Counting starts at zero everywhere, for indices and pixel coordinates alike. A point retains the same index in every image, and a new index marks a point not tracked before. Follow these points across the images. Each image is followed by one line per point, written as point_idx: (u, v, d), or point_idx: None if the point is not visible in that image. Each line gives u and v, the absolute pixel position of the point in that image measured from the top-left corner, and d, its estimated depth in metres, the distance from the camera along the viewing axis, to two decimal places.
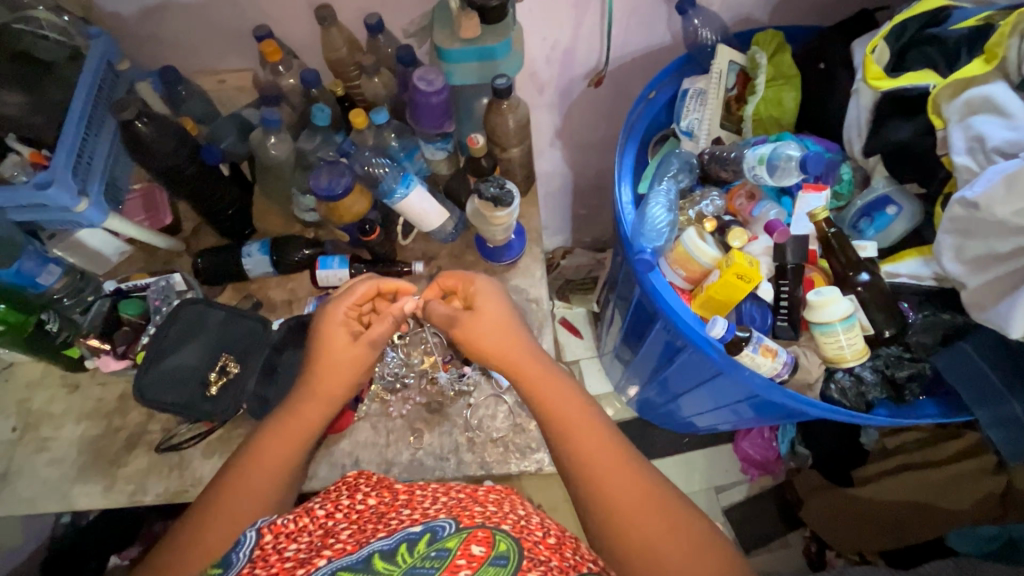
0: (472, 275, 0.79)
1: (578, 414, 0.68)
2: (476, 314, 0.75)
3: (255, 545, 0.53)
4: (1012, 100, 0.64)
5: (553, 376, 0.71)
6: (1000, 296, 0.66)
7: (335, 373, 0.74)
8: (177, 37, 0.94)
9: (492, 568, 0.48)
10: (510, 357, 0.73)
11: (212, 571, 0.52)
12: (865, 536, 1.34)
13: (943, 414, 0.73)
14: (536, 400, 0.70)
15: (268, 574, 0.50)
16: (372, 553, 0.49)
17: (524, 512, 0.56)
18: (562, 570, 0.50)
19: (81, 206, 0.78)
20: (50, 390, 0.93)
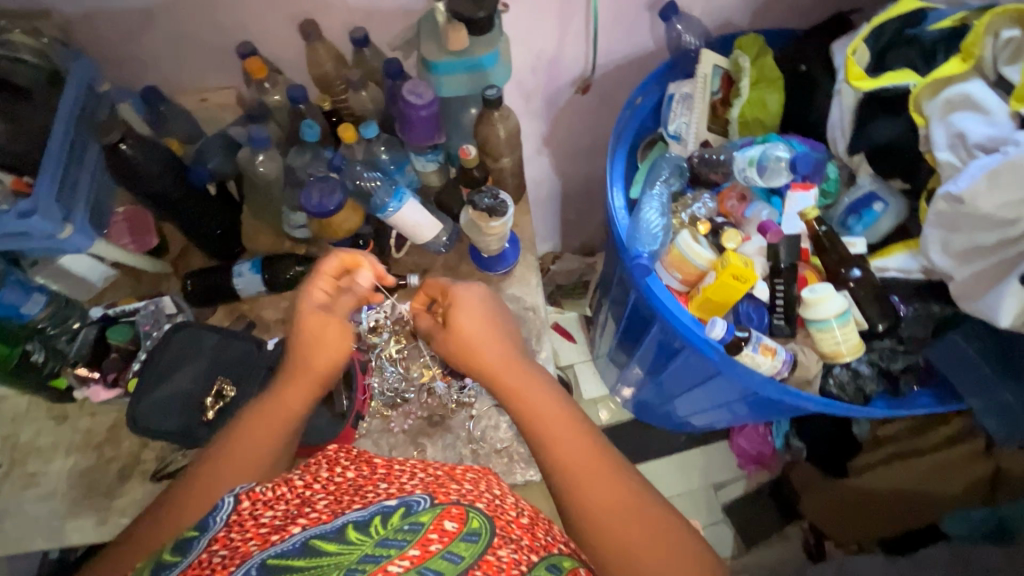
0: (449, 285, 0.77)
1: (557, 421, 0.67)
2: (455, 330, 0.73)
3: (232, 510, 0.50)
4: (990, 97, 0.66)
5: (534, 384, 0.70)
6: (987, 287, 0.68)
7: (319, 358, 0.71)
8: (158, 56, 0.92)
9: (463, 544, 0.45)
10: (491, 368, 0.71)
11: (189, 533, 0.49)
12: (859, 525, 1.37)
13: (939, 403, 0.74)
14: (516, 409, 0.69)
15: (244, 541, 0.47)
16: (346, 523, 0.46)
17: (499, 492, 0.54)
18: (531, 549, 0.48)
19: (66, 232, 0.76)
20: (36, 423, 0.90)
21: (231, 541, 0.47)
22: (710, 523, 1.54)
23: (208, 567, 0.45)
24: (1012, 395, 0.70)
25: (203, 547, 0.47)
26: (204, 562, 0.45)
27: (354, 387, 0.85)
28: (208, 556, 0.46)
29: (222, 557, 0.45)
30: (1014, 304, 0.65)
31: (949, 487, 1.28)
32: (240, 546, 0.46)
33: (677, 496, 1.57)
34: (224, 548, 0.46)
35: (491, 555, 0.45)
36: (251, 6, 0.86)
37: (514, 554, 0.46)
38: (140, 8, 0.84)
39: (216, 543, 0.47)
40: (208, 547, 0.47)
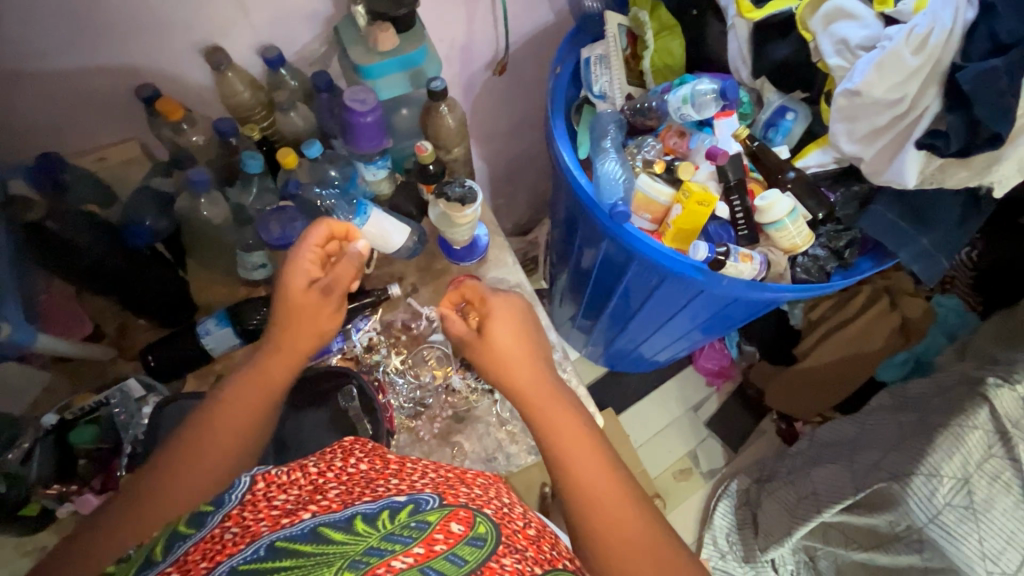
0: (488, 293, 0.78)
1: (583, 443, 0.67)
2: (489, 340, 0.75)
3: (247, 490, 0.48)
4: (858, 5, 0.80)
5: (566, 406, 0.71)
6: (890, 159, 0.82)
7: (297, 327, 0.71)
8: (40, 119, 0.81)
9: (467, 548, 0.43)
10: (522, 380, 0.72)
11: (204, 508, 0.48)
12: (816, 398, 1.57)
13: (876, 263, 0.89)
14: (546, 420, 0.69)
15: (256, 521, 0.44)
16: (354, 514, 0.44)
17: (508, 501, 0.53)
18: (536, 561, 0.46)
19: (4, 332, 0.65)
20: (8, 566, 0.77)
21: (243, 519, 0.45)
22: (699, 442, 1.69)
23: (219, 543, 0.43)
24: (928, 240, 0.86)
25: (216, 521, 0.45)
26: (216, 535, 0.43)
27: (377, 409, 0.82)
28: (222, 531, 0.44)
29: (233, 534, 0.43)
30: (915, 167, 0.79)
31: (876, 342, 1.52)
32: (251, 525, 0.43)
33: (665, 427, 1.70)
34: (235, 525, 0.44)
35: (495, 561, 0.43)
36: (146, 43, 0.79)
37: (518, 564, 0.43)
38: (9, 67, 0.73)
39: (228, 520, 0.45)
40: (220, 522, 0.45)
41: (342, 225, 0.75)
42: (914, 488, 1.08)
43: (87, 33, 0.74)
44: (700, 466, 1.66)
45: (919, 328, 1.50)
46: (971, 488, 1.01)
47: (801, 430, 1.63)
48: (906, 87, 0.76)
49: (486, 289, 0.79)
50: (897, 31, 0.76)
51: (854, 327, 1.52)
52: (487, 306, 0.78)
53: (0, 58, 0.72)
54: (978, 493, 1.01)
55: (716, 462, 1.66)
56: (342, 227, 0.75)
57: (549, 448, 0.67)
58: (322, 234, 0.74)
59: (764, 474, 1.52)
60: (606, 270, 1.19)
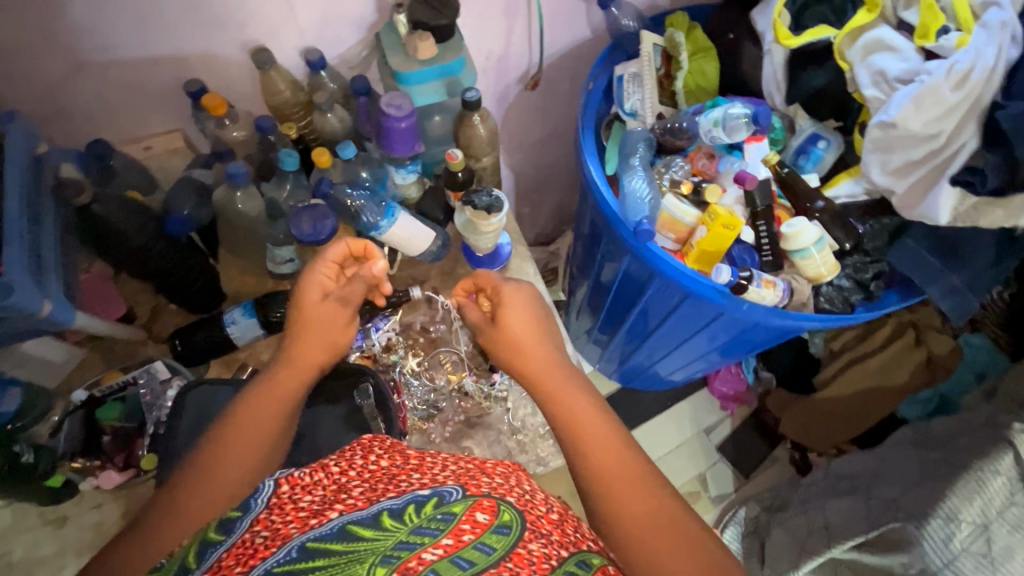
0: (500, 282, 0.79)
1: (595, 427, 0.67)
2: (502, 326, 0.76)
3: (272, 493, 0.49)
4: (899, 37, 0.80)
5: (578, 390, 0.71)
6: (923, 194, 0.81)
7: (309, 337, 0.72)
8: (94, 108, 0.85)
9: (495, 536, 0.44)
10: (533, 363, 0.73)
11: (232, 514, 0.48)
12: (834, 429, 1.53)
13: (903, 298, 0.88)
14: (559, 406, 0.70)
15: (286, 523, 0.46)
16: (381, 511, 0.45)
17: (529, 488, 0.53)
18: (561, 545, 0.47)
19: (47, 308, 0.68)
20: (31, 533, 0.80)
21: (272, 523, 0.46)
22: (709, 466, 1.67)
23: (250, 547, 0.44)
24: (959, 278, 0.84)
25: (246, 527, 0.46)
26: (246, 540, 0.45)
27: (391, 408, 0.84)
28: (252, 536, 0.45)
29: (263, 538, 0.44)
30: (949, 203, 0.78)
31: (900, 377, 1.49)
32: (281, 528, 0.45)
33: (675, 448, 1.68)
34: (266, 529, 0.45)
35: (523, 548, 0.44)
36: (198, 41, 0.82)
37: (544, 549, 0.45)
38: (71, 58, 0.78)
39: (258, 524, 0.46)
40: (250, 527, 0.46)
41: (361, 245, 0.77)
42: (929, 532, 1.04)
43: (145, 29, 0.78)
44: (709, 490, 1.64)
45: (946, 365, 1.47)
46: (990, 535, 1.00)
47: (816, 461, 1.60)
48: (943, 122, 0.75)
49: (499, 279, 0.80)
50: (938, 66, 0.75)
51: (876, 359, 1.52)
52: (498, 295, 0.79)
53: (63, 49, 0.76)
54: (998, 542, 0.99)
55: (725, 488, 1.64)
56: (360, 245, 0.77)
57: (562, 433, 0.68)
58: (342, 251, 0.76)
59: (775, 503, 1.50)
60: (624, 286, 1.20)
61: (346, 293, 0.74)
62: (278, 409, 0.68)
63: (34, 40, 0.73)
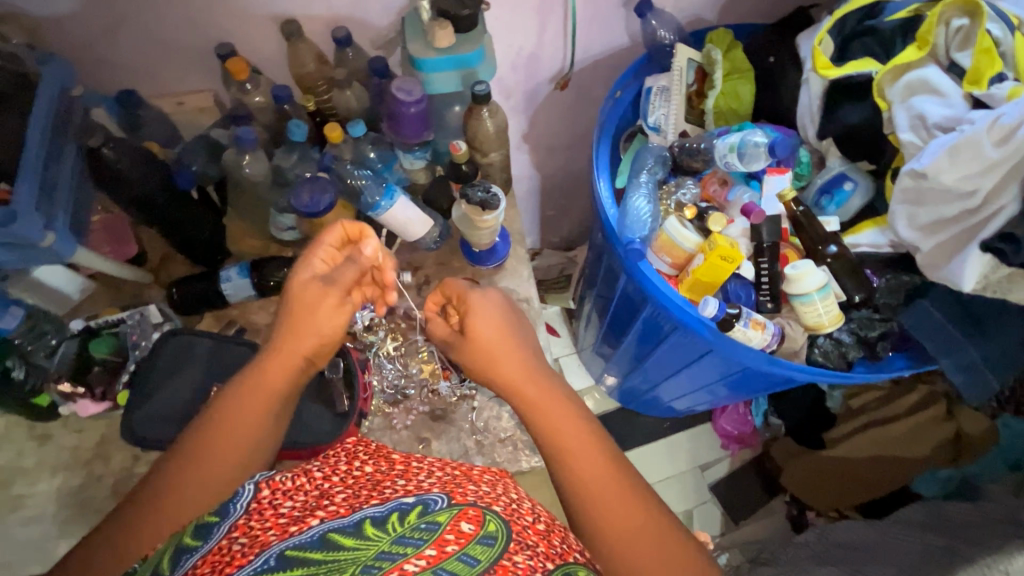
0: (466, 291, 0.76)
1: (575, 437, 0.65)
2: (475, 332, 0.73)
3: (252, 497, 0.50)
4: (945, 80, 0.73)
5: (555, 400, 0.68)
6: (951, 256, 0.73)
7: (297, 335, 0.67)
8: (133, 59, 0.89)
9: (479, 547, 0.44)
10: (508, 371, 0.70)
11: (209, 519, 0.49)
12: (839, 490, 1.44)
13: (912, 365, 0.81)
14: (536, 419, 0.67)
15: (263, 530, 0.46)
16: (363, 518, 0.45)
17: (516, 496, 0.53)
18: (548, 557, 0.46)
19: (47, 240, 0.73)
20: (17, 444, 0.86)
21: (249, 529, 0.46)
22: (698, 503, 1.60)
23: (227, 554, 0.45)
24: (978, 352, 0.77)
25: (223, 533, 0.47)
26: (223, 547, 0.45)
27: (356, 387, 0.85)
28: (228, 542, 0.46)
29: (241, 544, 0.45)
30: (976, 270, 0.70)
31: (919, 450, 1.38)
32: (259, 534, 0.45)
33: (666, 479, 1.62)
34: (244, 536, 0.46)
35: (507, 560, 0.43)
36: (232, 8, 0.85)
37: (530, 561, 0.44)
38: (114, 10, 0.82)
39: (235, 530, 0.47)
40: (227, 534, 0.47)
41: (357, 227, 0.73)
42: None
43: None
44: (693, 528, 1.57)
45: (973, 447, 1.35)
46: None
47: (813, 520, 1.50)
48: (981, 179, 0.68)
49: (466, 287, 0.76)
50: (982, 116, 0.68)
51: (900, 427, 1.40)
52: (465, 303, 0.75)
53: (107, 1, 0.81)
54: None
55: (712, 529, 1.57)
56: (356, 227, 0.73)
57: (542, 450, 0.66)
58: (337, 235, 0.73)
59: (761, 556, 1.41)
60: (624, 303, 1.16)
61: (335, 274, 0.70)
62: (263, 399, 0.66)
63: None
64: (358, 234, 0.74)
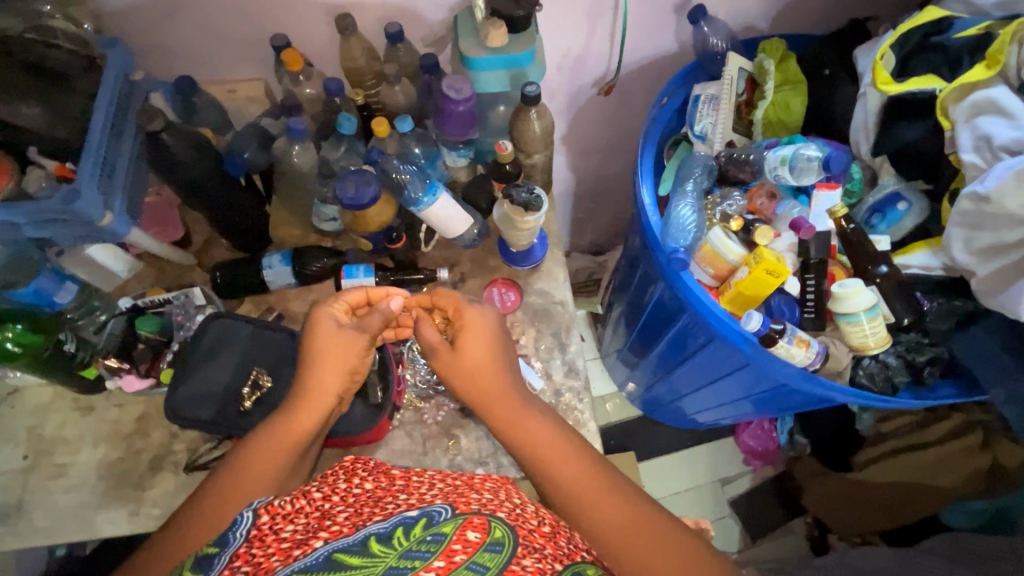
0: (462, 304, 0.76)
1: (552, 444, 0.66)
2: (459, 345, 0.73)
3: (252, 524, 0.50)
4: (1016, 102, 0.70)
5: (530, 414, 0.69)
6: (1008, 283, 0.71)
7: (325, 374, 0.72)
8: (189, 46, 0.91)
9: (487, 554, 0.45)
10: (485, 387, 0.71)
11: (207, 550, 0.48)
12: (862, 519, 1.40)
13: (960, 393, 0.79)
14: (514, 438, 0.68)
15: (267, 555, 0.47)
16: (368, 536, 0.46)
17: (519, 501, 0.55)
18: (555, 558, 0.49)
19: (106, 219, 0.75)
20: (62, 414, 0.89)
21: (253, 557, 0.47)
22: (716, 518, 1.58)
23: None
24: None
25: (224, 563, 0.47)
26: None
27: (390, 379, 0.85)
28: (231, 572, 0.46)
29: (246, 572, 0.45)
30: None
31: (949, 479, 1.30)
32: (263, 562, 0.46)
33: (684, 491, 1.60)
34: (247, 564, 0.46)
35: (516, 564, 0.45)
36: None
37: (538, 564, 0.46)
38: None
39: (237, 560, 0.47)
40: (229, 564, 0.47)
41: (381, 289, 0.80)
42: None
43: None
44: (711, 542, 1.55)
45: (1012, 477, 1.26)
46: None
47: (834, 544, 1.47)
48: None
49: (463, 299, 0.77)
50: None
51: (929, 455, 1.31)
52: (460, 317, 0.76)
53: None
54: None
55: (729, 545, 1.55)
56: (378, 293, 0.80)
57: (525, 466, 0.67)
58: (358, 297, 0.78)
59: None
60: (658, 312, 1.15)
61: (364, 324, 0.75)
62: (288, 442, 0.69)
63: None
64: (381, 296, 0.80)
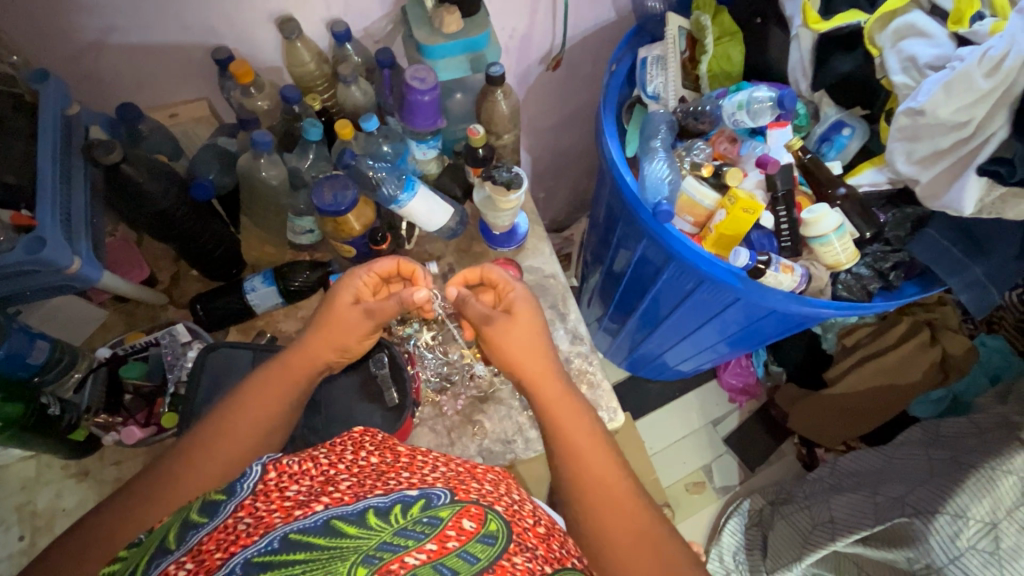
0: (510, 280, 0.79)
1: (586, 432, 0.69)
2: (512, 321, 0.75)
3: (258, 479, 0.49)
4: (932, 24, 0.79)
5: (571, 396, 0.72)
6: (948, 184, 0.80)
7: (320, 339, 0.73)
8: (122, 75, 0.86)
9: (479, 546, 0.46)
10: (530, 365, 0.73)
11: (216, 496, 0.49)
12: (844, 425, 1.51)
13: (923, 289, 0.88)
14: (551, 414, 0.70)
15: (269, 512, 0.46)
16: (367, 508, 0.46)
17: (517, 497, 0.56)
18: (546, 560, 0.50)
19: (75, 265, 0.70)
20: (55, 484, 0.82)
21: (256, 509, 0.46)
22: (715, 457, 1.66)
23: (233, 533, 0.45)
24: (981, 270, 0.84)
25: (228, 512, 0.47)
26: (229, 526, 0.46)
27: (406, 379, 0.85)
28: (234, 521, 0.46)
29: (246, 524, 0.45)
30: (974, 193, 0.77)
31: (914, 374, 1.47)
32: (264, 516, 0.45)
33: (681, 438, 1.68)
34: (249, 516, 0.46)
35: (506, 560, 0.46)
36: (227, 10, 0.82)
37: (528, 563, 0.47)
38: (100, 21, 0.78)
39: (241, 509, 0.47)
40: (233, 512, 0.46)
41: (411, 267, 0.79)
42: (937, 527, 1.09)
43: None
44: (715, 481, 1.63)
45: (960, 367, 1.45)
46: (1000, 534, 1.03)
47: (823, 456, 1.57)
48: (975, 110, 0.74)
49: (512, 280, 0.80)
50: (969, 52, 0.73)
51: (894, 356, 1.48)
52: (508, 295, 0.79)
53: (95, 15, 0.77)
54: (1006, 539, 1.02)
55: (731, 479, 1.63)
56: (410, 268, 0.79)
57: (552, 442, 0.69)
58: (388, 268, 0.78)
59: (780, 497, 1.49)
60: (639, 272, 1.20)
61: (377, 307, 0.75)
62: (284, 385, 0.71)
63: (68, 8, 0.75)
64: (409, 272, 0.80)
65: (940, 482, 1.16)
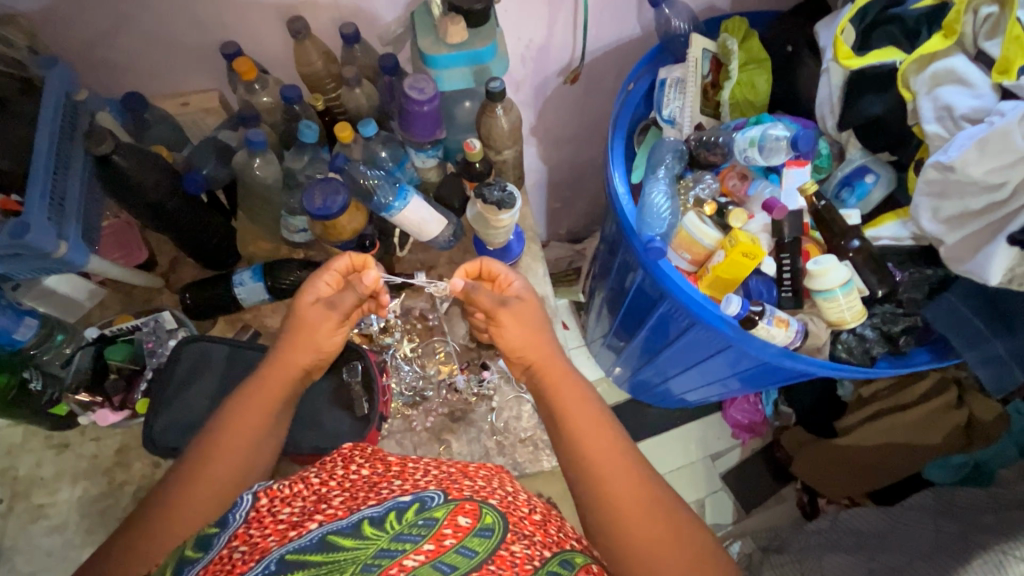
0: (507, 271, 0.76)
1: (587, 413, 0.65)
2: (516, 307, 0.72)
3: (251, 507, 0.49)
4: (973, 71, 0.72)
5: (573, 378, 0.69)
6: (975, 249, 0.73)
7: (298, 349, 0.71)
8: (134, 60, 0.87)
9: (477, 539, 0.45)
10: (530, 351, 0.70)
11: (210, 530, 0.49)
12: (852, 483, 1.41)
13: (936, 358, 0.81)
14: (554, 400, 0.67)
15: (263, 537, 0.46)
16: (362, 519, 0.45)
17: (511, 489, 0.53)
18: (544, 545, 0.47)
19: (61, 250, 0.72)
20: (35, 453, 0.86)
21: (250, 538, 0.46)
22: (710, 493, 1.58)
23: (228, 563, 0.45)
24: (1004, 346, 0.77)
25: (223, 543, 0.47)
26: (224, 556, 0.45)
27: (377, 391, 0.84)
28: (229, 552, 0.46)
29: (242, 553, 0.45)
30: (1001, 263, 0.70)
31: (933, 438, 1.33)
32: (260, 542, 0.46)
33: (678, 468, 1.61)
34: (244, 544, 0.46)
35: (505, 550, 0.45)
36: (236, 4, 0.82)
37: (527, 550, 0.46)
38: (112, 10, 0.79)
39: (235, 539, 0.47)
40: (228, 543, 0.47)
41: (361, 258, 0.75)
42: None
43: None
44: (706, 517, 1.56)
45: (987, 433, 1.31)
46: None
47: (824, 507, 1.49)
48: (1010, 172, 0.67)
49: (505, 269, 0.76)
50: (1011, 108, 0.66)
51: (910, 414, 1.35)
52: (505, 286, 0.76)
53: (107, 3, 0.78)
54: None
55: (723, 518, 1.56)
56: (361, 259, 0.75)
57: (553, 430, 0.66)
58: (344, 265, 0.75)
59: (773, 543, 1.41)
60: (640, 297, 1.17)
61: (336, 299, 0.72)
62: (267, 402, 0.68)
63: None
64: (364, 264, 0.75)
65: (943, 558, 1.08)
